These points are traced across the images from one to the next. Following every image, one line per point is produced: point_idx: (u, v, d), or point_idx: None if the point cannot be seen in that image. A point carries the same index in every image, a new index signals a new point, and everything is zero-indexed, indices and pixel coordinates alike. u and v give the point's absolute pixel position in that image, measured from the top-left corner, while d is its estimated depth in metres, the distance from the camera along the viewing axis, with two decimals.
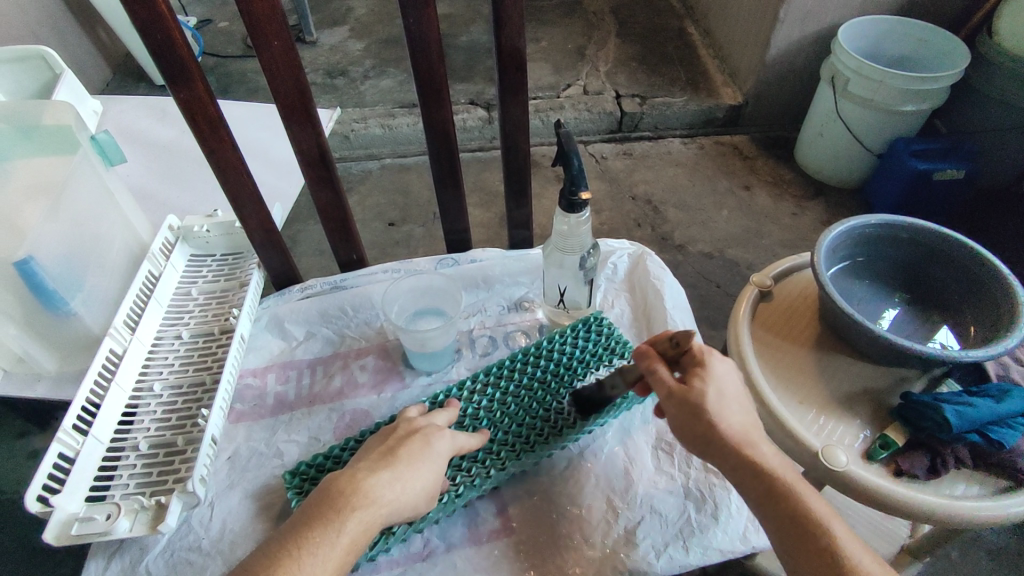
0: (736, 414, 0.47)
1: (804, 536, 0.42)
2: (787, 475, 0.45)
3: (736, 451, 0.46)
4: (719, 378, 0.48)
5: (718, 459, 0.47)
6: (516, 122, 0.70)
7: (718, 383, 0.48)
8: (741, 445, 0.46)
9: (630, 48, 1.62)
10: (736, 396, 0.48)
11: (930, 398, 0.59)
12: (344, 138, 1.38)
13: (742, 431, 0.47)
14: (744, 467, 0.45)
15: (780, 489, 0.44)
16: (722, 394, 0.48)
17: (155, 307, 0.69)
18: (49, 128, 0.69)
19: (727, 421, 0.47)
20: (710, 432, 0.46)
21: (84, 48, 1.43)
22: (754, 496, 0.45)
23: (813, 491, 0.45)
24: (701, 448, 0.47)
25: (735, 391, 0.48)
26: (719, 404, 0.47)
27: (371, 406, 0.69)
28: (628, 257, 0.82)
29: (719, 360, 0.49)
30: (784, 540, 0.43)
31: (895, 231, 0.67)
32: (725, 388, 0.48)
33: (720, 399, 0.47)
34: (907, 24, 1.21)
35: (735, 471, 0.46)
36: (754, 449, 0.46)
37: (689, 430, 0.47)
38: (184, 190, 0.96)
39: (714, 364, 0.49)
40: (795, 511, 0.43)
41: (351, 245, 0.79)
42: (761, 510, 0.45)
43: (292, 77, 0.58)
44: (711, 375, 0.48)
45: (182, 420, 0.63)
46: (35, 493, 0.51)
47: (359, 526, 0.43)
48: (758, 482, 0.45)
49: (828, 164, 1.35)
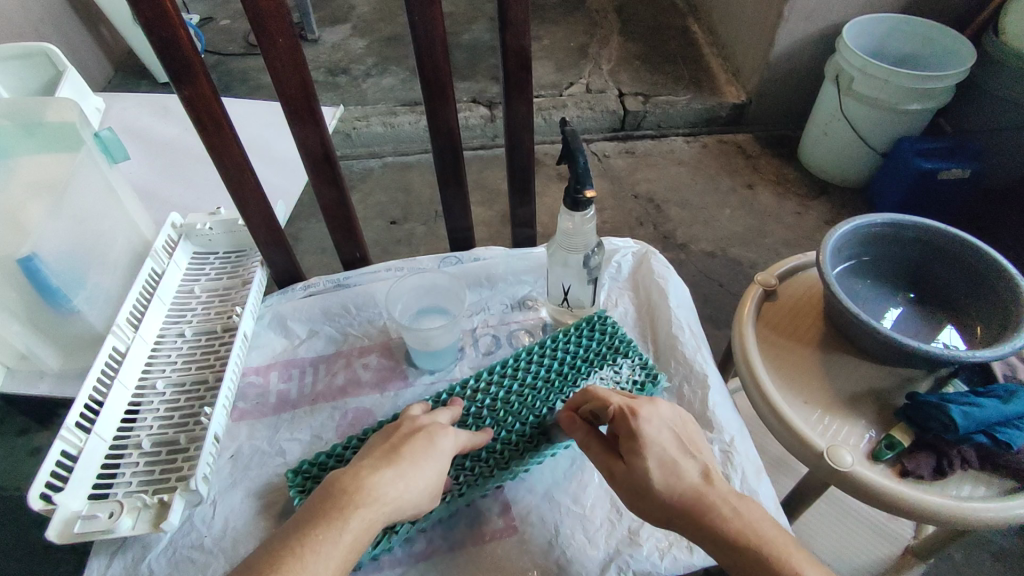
0: (686, 473, 0.48)
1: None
2: (753, 528, 0.45)
3: (692, 515, 0.46)
4: (653, 442, 0.49)
5: (680, 526, 0.47)
6: (521, 120, 0.70)
7: (654, 448, 0.48)
8: (693, 507, 0.46)
9: (633, 46, 1.62)
10: (678, 454, 0.49)
11: (936, 398, 0.58)
12: (346, 136, 1.38)
13: (694, 491, 0.47)
14: (705, 531, 0.45)
15: (746, 548, 0.44)
16: (661, 460, 0.48)
17: (158, 305, 0.69)
18: (53, 125, 0.69)
19: (674, 487, 0.47)
20: (660, 502, 0.47)
21: (86, 45, 1.43)
22: (727, 560, 0.45)
23: (783, 541, 0.44)
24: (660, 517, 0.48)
25: (675, 450, 0.49)
26: (660, 470, 0.48)
27: (374, 404, 0.69)
28: (632, 256, 0.82)
29: (648, 420, 0.50)
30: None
31: (901, 231, 0.66)
32: (663, 452, 0.48)
33: (662, 466, 0.48)
34: (913, 23, 1.20)
35: (699, 536, 0.46)
36: (711, 508, 0.46)
37: (640, 504, 0.48)
38: (186, 188, 0.96)
39: (642, 428, 0.49)
40: (767, 566, 0.43)
41: (354, 243, 0.78)
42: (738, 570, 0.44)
43: (297, 75, 0.58)
44: (643, 442, 0.49)
45: (185, 418, 0.63)
46: (38, 490, 0.51)
47: (362, 524, 0.43)
48: (721, 543, 0.45)
49: (832, 163, 1.34)
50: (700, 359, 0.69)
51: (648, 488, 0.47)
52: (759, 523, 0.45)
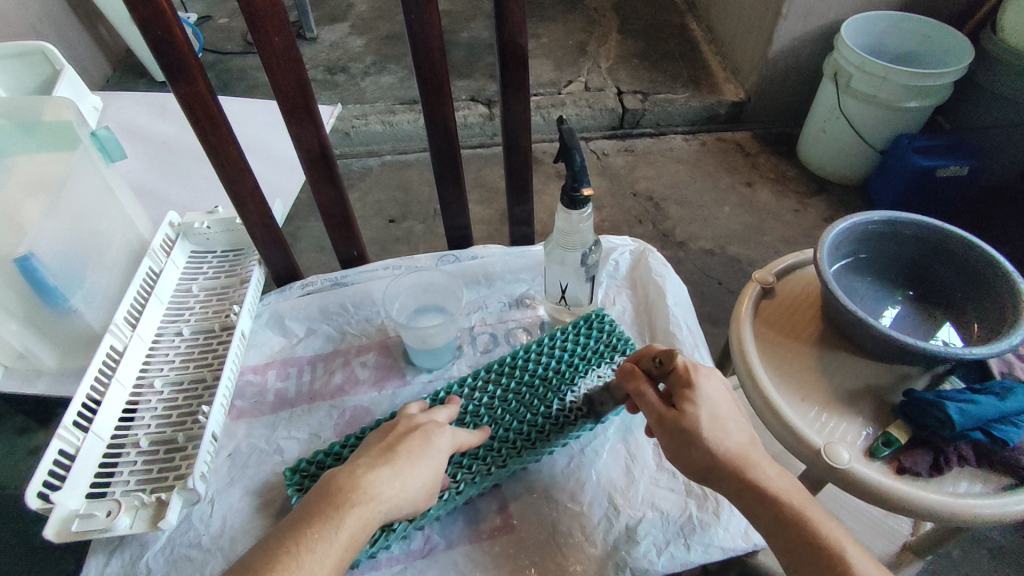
0: (734, 435, 0.47)
1: (815, 558, 0.43)
2: (792, 496, 0.45)
3: (736, 475, 0.46)
4: (708, 398, 0.48)
5: (719, 482, 0.47)
6: (518, 118, 0.70)
7: (709, 405, 0.48)
8: (738, 467, 0.46)
9: (632, 44, 1.62)
10: (730, 415, 0.48)
11: (933, 395, 0.58)
12: (344, 135, 1.38)
13: (741, 452, 0.47)
14: (746, 490, 0.46)
15: (785, 511, 0.45)
16: (716, 418, 0.47)
17: (155, 304, 0.69)
18: (49, 124, 0.69)
19: (724, 445, 0.46)
20: (706, 456, 0.46)
21: (83, 44, 1.43)
22: (762, 520, 0.45)
23: (823, 514, 0.45)
24: (699, 471, 0.48)
25: (728, 410, 0.48)
26: (713, 427, 0.47)
27: (371, 402, 0.69)
28: (630, 254, 0.82)
29: (706, 376, 0.49)
30: (793, 562, 0.44)
31: (898, 228, 0.66)
32: (717, 409, 0.48)
33: (714, 423, 0.47)
34: (912, 20, 1.20)
35: (738, 493, 0.46)
36: (756, 470, 0.46)
37: (683, 457, 0.48)
38: (183, 186, 0.96)
39: (701, 383, 0.48)
40: (803, 532, 0.44)
41: (351, 241, 0.78)
42: (769, 530, 0.45)
43: (293, 73, 0.58)
44: (699, 396, 0.48)
45: (182, 417, 0.63)
46: (35, 489, 0.51)
47: (358, 522, 0.43)
48: (762, 505, 0.45)
49: (831, 161, 1.34)
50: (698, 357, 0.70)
51: (696, 440, 0.47)
52: (797, 494, 0.46)
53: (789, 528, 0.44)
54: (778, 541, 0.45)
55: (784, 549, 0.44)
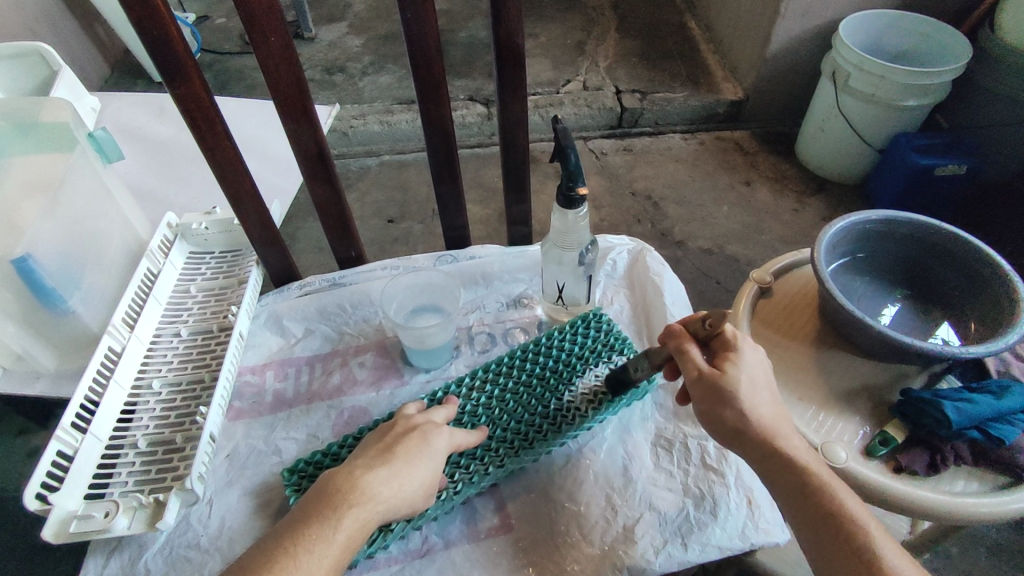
0: (768, 404, 0.48)
1: (836, 533, 0.42)
2: (818, 468, 0.45)
3: (767, 442, 0.46)
4: (750, 366, 0.48)
5: (746, 448, 0.47)
6: (516, 118, 0.70)
7: (750, 371, 0.48)
8: (770, 435, 0.46)
9: (630, 43, 1.62)
10: (765, 386, 0.48)
11: (930, 394, 0.58)
12: (343, 135, 1.38)
13: (772, 421, 0.47)
14: (773, 458, 0.45)
15: (812, 482, 0.44)
16: (753, 385, 0.48)
17: (153, 304, 0.69)
18: (47, 125, 0.69)
19: (757, 410, 0.47)
20: (738, 420, 0.46)
21: (81, 44, 1.43)
22: (787, 489, 0.44)
23: (846, 490, 0.44)
24: (728, 435, 0.47)
25: (764, 381, 0.48)
26: (751, 393, 0.47)
27: (370, 403, 0.69)
28: (627, 253, 0.82)
29: (750, 348, 0.50)
30: (813, 536, 0.43)
31: (896, 228, 0.66)
32: (755, 378, 0.48)
33: (751, 389, 0.47)
34: (910, 18, 1.20)
35: (765, 462, 0.46)
36: (784, 439, 0.46)
37: (717, 414, 0.47)
38: (182, 187, 0.96)
39: (745, 351, 0.49)
40: (827, 505, 0.43)
41: (349, 242, 0.78)
42: (792, 502, 0.44)
43: (290, 73, 0.58)
44: (742, 361, 0.48)
45: (181, 418, 0.63)
46: (34, 490, 0.52)
47: (356, 523, 0.43)
48: (790, 476, 0.44)
49: (829, 160, 1.34)
50: None
51: (732, 402, 0.47)
52: (823, 467, 0.45)
53: (813, 498, 0.43)
54: (800, 512, 0.44)
55: (805, 522, 0.44)
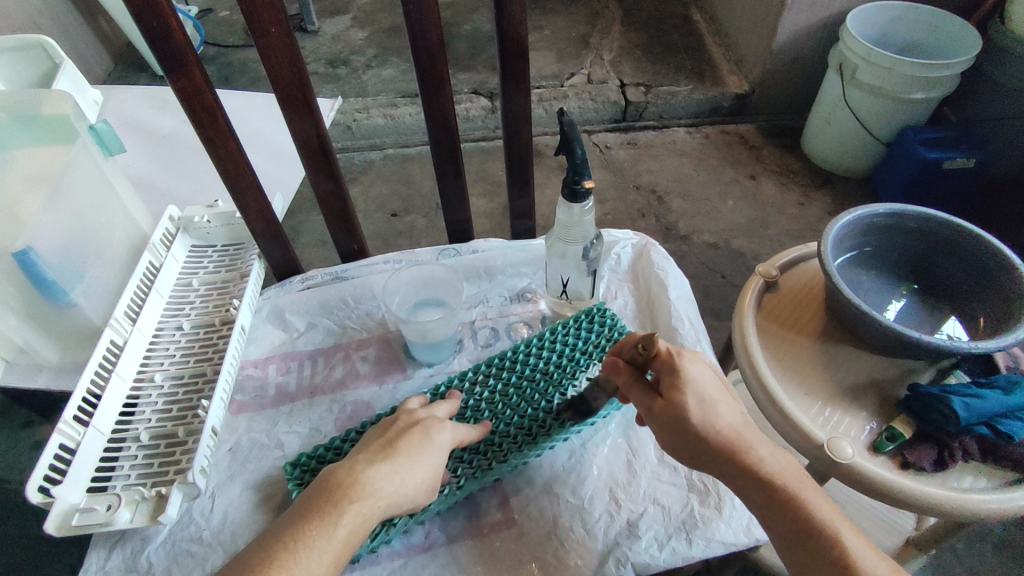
0: (726, 416, 0.48)
1: (810, 546, 0.43)
2: (787, 478, 0.46)
3: (731, 459, 0.47)
4: (696, 382, 0.49)
5: (714, 468, 0.48)
6: (519, 109, 0.69)
7: (697, 389, 0.48)
8: (732, 451, 0.47)
9: (635, 35, 1.60)
10: (719, 397, 0.49)
11: (938, 390, 0.58)
12: (346, 128, 1.37)
13: (733, 436, 0.47)
14: (741, 475, 0.46)
15: (781, 496, 0.45)
16: (703, 403, 0.48)
17: (155, 298, 0.69)
18: (49, 117, 0.69)
19: (715, 430, 0.47)
20: (699, 442, 0.47)
21: (85, 38, 1.43)
22: (758, 505, 0.46)
23: (819, 496, 0.45)
24: (695, 458, 0.48)
25: (717, 393, 0.49)
26: (704, 411, 0.48)
27: (373, 397, 0.69)
28: (632, 248, 0.81)
29: (692, 361, 0.50)
30: (789, 548, 0.44)
31: (904, 221, 0.66)
32: (706, 393, 0.48)
33: (703, 409, 0.48)
34: (919, 10, 1.18)
35: (734, 479, 0.47)
36: (749, 454, 0.47)
37: (676, 442, 0.49)
38: (184, 180, 0.96)
39: (687, 368, 0.49)
40: (799, 518, 0.44)
41: (352, 235, 0.78)
42: (766, 517, 0.46)
43: (291, 65, 0.57)
44: (687, 379, 0.49)
45: (183, 411, 0.63)
46: (36, 483, 0.51)
47: (356, 518, 0.43)
48: (759, 493, 0.46)
49: (835, 154, 1.33)
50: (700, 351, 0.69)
51: (688, 428, 0.47)
52: (792, 474, 0.46)
53: (784, 513, 0.45)
54: (774, 529, 0.45)
55: (780, 537, 0.45)
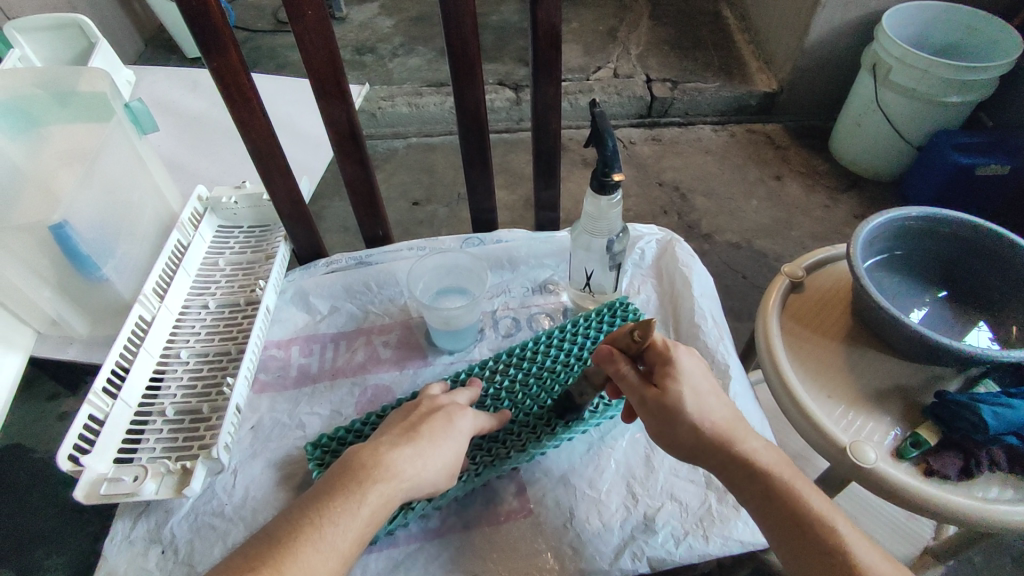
0: (719, 409, 0.48)
1: (804, 537, 0.43)
2: (780, 470, 0.46)
3: (724, 450, 0.47)
4: (689, 374, 0.48)
5: (707, 461, 0.48)
6: (549, 100, 0.68)
7: (691, 380, 0.48)
8: (726, 442, 0.47)
9: (663, 31, 1.59)
10: (711, 390, 0.49)
11: (966, 397, 0.56)
12: (371, 116, 1.37)
13: (726, 427, 0.48)
14: (735, 465, 0.47)
15: (775, 486, 0.45)
16: (697, 393, 0.48)
17: (183, 276, 0.70)
18: (86, 95, 0.70)
19: (709, 422, 0.47)
20: (694, 434, 0.47)
21: (118, 19, 1.45)
22: (751, 496, 0.46)
23: (811, 488, 0.45)
24: (689, 452, 0.48)
25: (710, 385, 0.49)
26: (699, 402, 0.47)
27: (393, 382, 0.69)
28: (656, 243, 0.81)
29: (685, 353, 0.49)
30: (783, 540, 0.44)
31: (936, 225, 0.64)
32: (699, 385, 0.48)
33: (697, 400, 0.48)
34: (958, 11, 1.15)
35: (728, 471, 0.47)
36: (742, 446, 0.47)
37: (670, 433, 0.48)
38: (212, 161, 0.97)
39: (680, 359, 0.49)
40: (793, 509, 0.44)
41: (377, 221, 0.78)
42: (760, 510, 0.45)
43: (325, 48, 0.57)
44: (681, 371, 0.48)
45: (207, 388, 0.64)
46: (66, 452, 0.53)
47: (379, 498, 0.43)
48: (753, 482, 0.46)
49: (864, 156, 1.31)
50: (723, 349, 0.69)
51: (683, 420, 0.47)
52: (784, 468, 0.47)
53: (777, 504, 0.45)
54: (767, 521, 0.45)
55: (774, 531, 0.44)
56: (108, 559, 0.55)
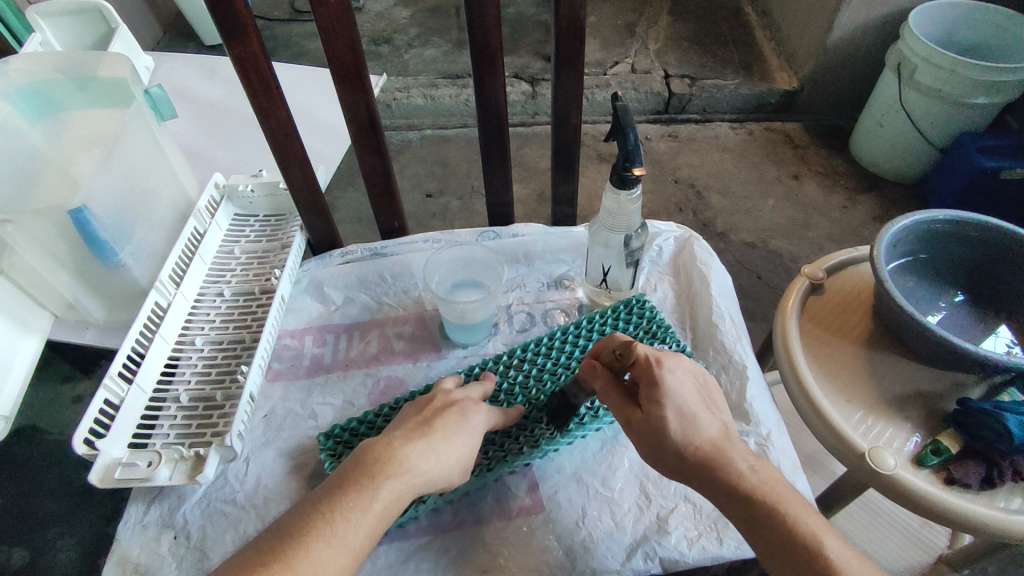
0: (707, 426, 0.48)
1: (795, 559, 0.42)
2: (771, 488, 0.45)
3: (713, 469, 0.46)
4: (675, 392, 0.48)
5: (696, 481, 0.47)
6: (570, 93, 0.67)
7: (675, 399, 0.47)
8: (714, 461, 0.46)
9: (682, 26, 1.57)
10: (699, 407, 0.48)
11: (990, 405, 0.55)
12: (386, 107, 1.37)
13: (715, 447, 0.47)
14: (724, 486, 0.46)
15: (764, 509, 0.44)
16: (683, 414, 0.47)
17: (198, 264, 0.70)
18: (106, 80, 0.71)
19: (697, 442, 0.47)
20: (680, 456, 0.47)
21: (137, 6, 1.45)
22: (741, 518, 0.45)
23: (802, 507, 0.45)
24: (677, 472, 0.48)
25: (696, 404, 0.48)
26: (684, 424, 0.47)
27: (407, 374, 0.69)
28: (674, 240, 0.80)
29: (671, 370, 0.48)
30: (774, 562, 0.43)
31: (963, 229, 0.62)
32: (685, 404, 0.48)
33: (684, 421, 0.47)
34: (988, 11, 1.13)
35: (717, 491, 0.46)
36: (731, 465, 0.46)
37: (656, 456, 0.48)
38: (229, 149, 0.97)
39: (666, 377, 0.48)
40: (783, 532, 0.43)
41: (393, 211, 0.77)
42: (750, 531, 0.45)
43: (347, 37, 0.57)
44: (666, 391, 0.47)
45: (221, 375, 0.64)
46: (82, 435, 0.53)
47: (392, 493, 0.43)
48: (744, 504, 0.45)
49: (885, 157, 1.29)
50: (740, 350, 0.68)
51: (668, 443, 0.47)
52: (775, 485, 0.46)
53: (767, 526, 0.44)
54: (758, 541, 0.44)
55: (765, 550, 0.44)
56: (121, 543, 0.55)
